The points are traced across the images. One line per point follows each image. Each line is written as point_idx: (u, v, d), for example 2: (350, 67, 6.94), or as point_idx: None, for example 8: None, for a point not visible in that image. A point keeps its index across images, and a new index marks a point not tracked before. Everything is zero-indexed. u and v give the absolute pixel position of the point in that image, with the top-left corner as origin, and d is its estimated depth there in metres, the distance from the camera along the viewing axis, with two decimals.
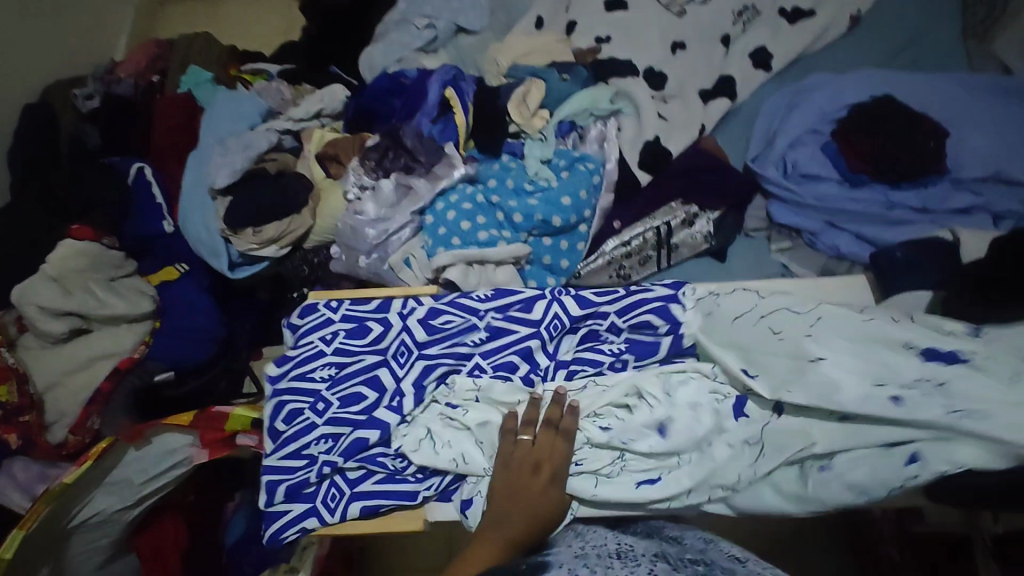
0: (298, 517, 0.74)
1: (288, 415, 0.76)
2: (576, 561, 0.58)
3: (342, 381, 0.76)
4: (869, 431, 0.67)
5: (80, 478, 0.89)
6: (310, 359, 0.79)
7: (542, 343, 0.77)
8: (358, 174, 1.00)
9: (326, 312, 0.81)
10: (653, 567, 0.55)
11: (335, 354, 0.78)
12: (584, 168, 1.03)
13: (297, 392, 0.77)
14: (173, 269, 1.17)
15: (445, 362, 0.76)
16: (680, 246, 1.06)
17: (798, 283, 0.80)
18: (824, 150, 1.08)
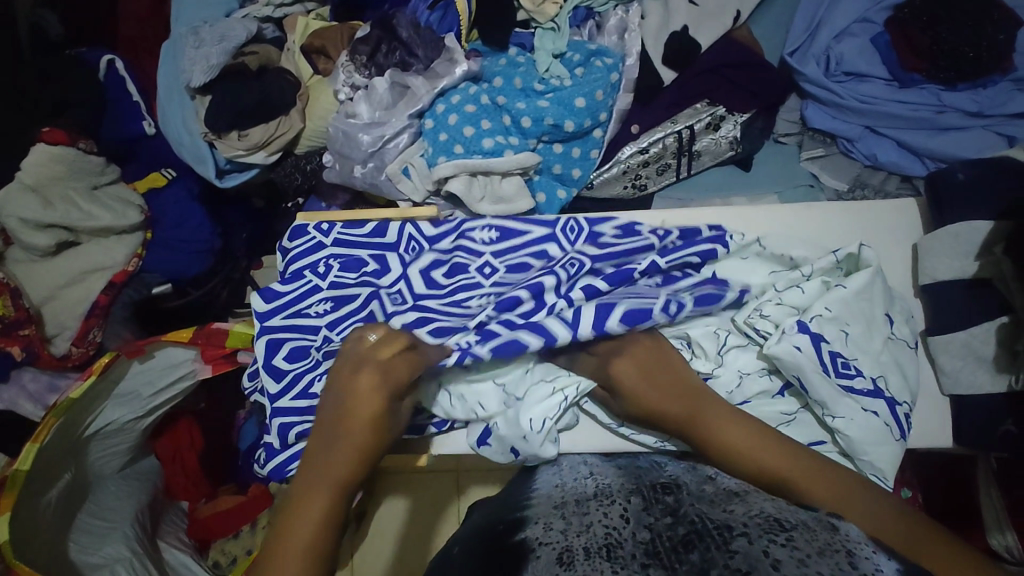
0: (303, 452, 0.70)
1: (290, 355, 0.72)
2: (553, 514, 0.54)
3: (342, 321, 0.72)
4: (881, 435, 0.61)
5: (86, 392, 0.87)
6: (300, 286, 0.75)
7: (549, 268, 0.72)
8: (349, 71, 0.90)
9: (316, 236, 0.78)
10: (623, 506, 0.52)
11: (331, 289, 0.75)
12: (601, 64, 0.92)
13: (300, 331, 0.73)
14: (159, 174, 1.09)
15: (441, 317, 0.69)
16: (701, 153, 0.98)
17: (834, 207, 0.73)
18: (874, 43, 0.95)
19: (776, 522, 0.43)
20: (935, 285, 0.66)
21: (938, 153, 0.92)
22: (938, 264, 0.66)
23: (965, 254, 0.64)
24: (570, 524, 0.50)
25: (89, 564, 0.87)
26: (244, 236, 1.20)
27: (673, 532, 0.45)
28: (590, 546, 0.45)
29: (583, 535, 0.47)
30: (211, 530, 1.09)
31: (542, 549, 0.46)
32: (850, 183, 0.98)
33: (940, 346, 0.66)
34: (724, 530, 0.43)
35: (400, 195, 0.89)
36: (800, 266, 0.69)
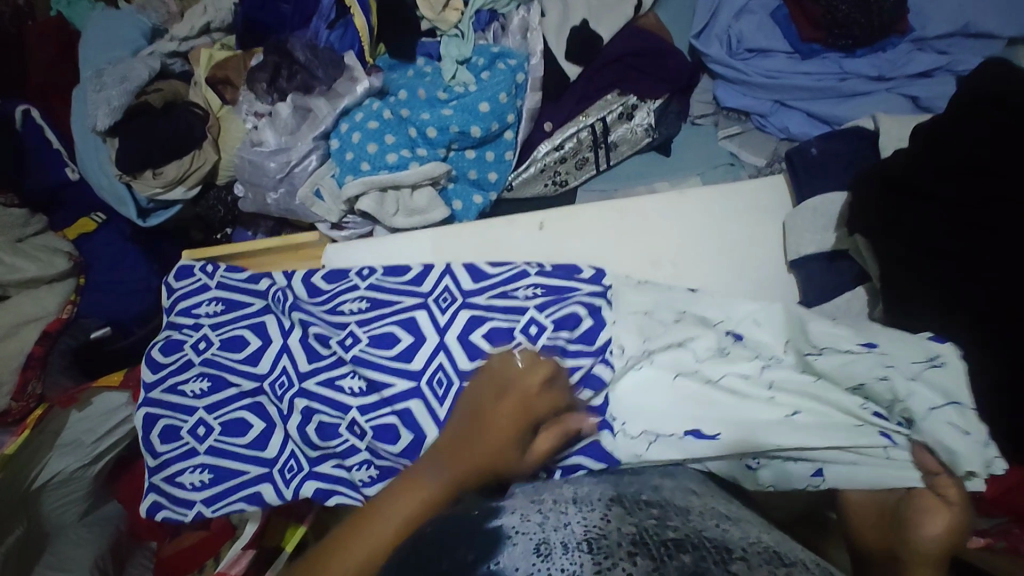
0: (183, 503, 0.67)
1: (160, 433, 0.68)
2: (532, 505, 0.47)
3: (220, 402, 0.67)
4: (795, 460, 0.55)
5: (24, 446, 0.88)
6: (174, 344, 0.71)
7: (428, 315, 0.64)
8: (251, 101, 0.90)
9: (201, 278, 0.74)
10: (602, 512, 0.46)
11: (204, 365, 0.69)
12: (503, 66, 0.93)
13: (175, 413, 0.68)
14: (89, 219, 1.11)
15: (321, 410, 0.63)
16: (618, 143, 1.00)
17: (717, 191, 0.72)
18: (775, 17, 0.96)
19: (774, 552, 0.42)
20: (801, 260, 0.65)
21: (845, 118, 0.93)
22: (803, 238, 0.65)
23: (825, 227, 0.64)
24: (549, 517, 0.44)
25: None
26: None
27: (662, 534, 0.42)
28: (568, 540, 0.41)
29: (561, 529, 0.42)
30: (179, 566, 1.07)
31: (518, 537, 0.41)
32: (767, 158, 0.99)
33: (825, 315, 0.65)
34: (718, 549, 0.40)
35: (316, 217, 0.89)
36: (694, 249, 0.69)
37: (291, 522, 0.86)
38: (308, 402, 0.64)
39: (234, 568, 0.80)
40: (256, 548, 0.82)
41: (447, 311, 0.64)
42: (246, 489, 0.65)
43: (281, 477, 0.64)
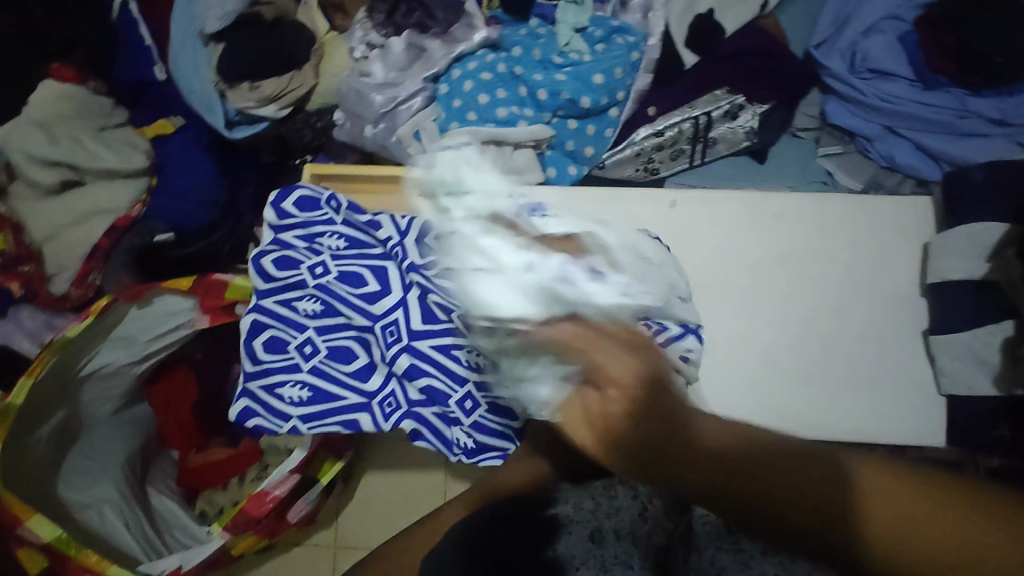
0: (271, 413, 0.68)
1: (261, 337, 0.70)
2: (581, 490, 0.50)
3: (330, 327, 0.70)
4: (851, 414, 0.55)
5: (83, 332, 0.88)
6: (283, 264, 0.69)
7: None
8: (366, 29, 0.89)
9: (327, 212, 0.70)
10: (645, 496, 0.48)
11: (318, 290, 0.69)
12: (621, 42, 0.91)
13: (282, 327, 0.70)
14: (166, 122, 1.08)
15: (431, 374, 0.65)
16: (717, 141, 0.97)
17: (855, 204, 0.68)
18: (901, 42, 0.93)
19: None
20: (945, 284, 0.61)
21: (956, 157, 0.90)
22: (949, 263, 0.61)
23: (978, 254, 0.60)
24: (601, 499, 0.48)
25: (76, 502, 0.89)
26: (248, 191, 1.14)
27: (698, 521, 0.44)
28: (619, 528, 0.45)
29: (612, 517, 0.46)
30: (199, 479, 1.08)
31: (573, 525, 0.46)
32: (864, 183, 0.97)
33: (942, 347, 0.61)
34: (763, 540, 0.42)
35: (409, 158, 0.86)
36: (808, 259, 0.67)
37: (331, 456, 0.87)
38: (415, 362, 0.66)
39: (278, 489, 0.81)
40: (301, 473, 0.83)
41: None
42: (345, 414, 0.68)
43: (381, 410, 0.68)
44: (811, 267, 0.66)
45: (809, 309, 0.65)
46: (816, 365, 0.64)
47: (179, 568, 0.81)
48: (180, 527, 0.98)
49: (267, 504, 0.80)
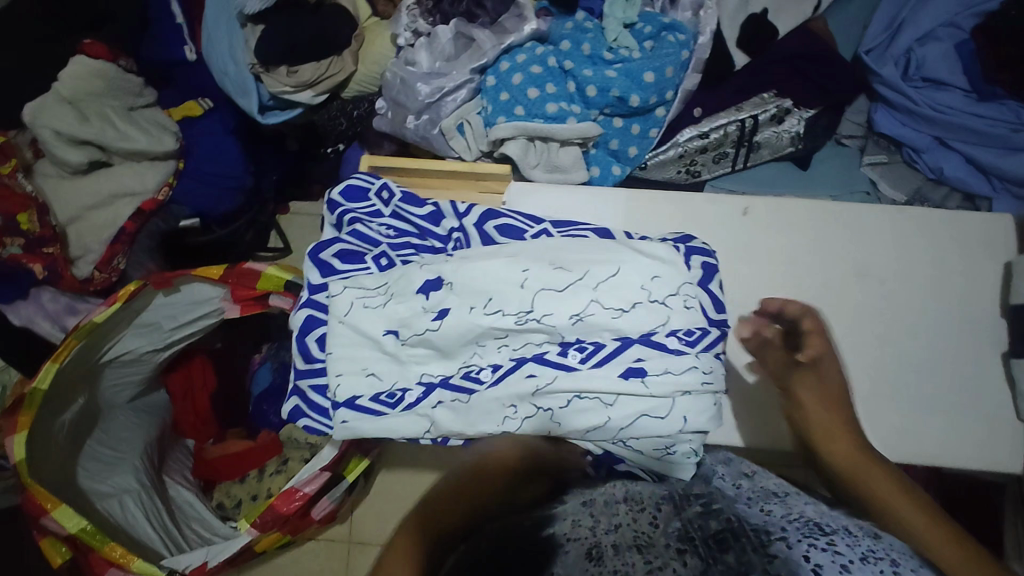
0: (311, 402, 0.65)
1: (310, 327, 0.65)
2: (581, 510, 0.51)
3: None
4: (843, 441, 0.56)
5: (109, 318, 0.85)
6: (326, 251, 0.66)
7: None
8: (413, 15, 0.86)
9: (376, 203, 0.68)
10: (653, 512, 0.51)
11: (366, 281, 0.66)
12: (672, 39, 0.88)
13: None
14: (196, 104, 1.05)
15: None
16: (761, 145, 0.95)
17: (924, 216, 0.65)
18: (958, 50, 0.91)
19: (815, 526, 0.44)
20: None
21: (1007, 172, 0.88)
22: None
23: None
24: (597, 521, 0.49)
25: (98, 492, 0.87)
26: (274, 176, 1.17)
27: (706, 526, 0.47)
28: (619, 544, 0.45)
29: (612, 533, 0.47)
30: (218, 470, 1.05)
31: (570, 543, 0.45)
32: (908, 194, 0.95)
33: (1017, 369, 0.59)
34: (757, 544, 0.43)
35: (451, 152, 0.85)
36: (873, 272, 0.64)
37: (359, 454, 0.85)
38: None
39: (308, 486, 0.79)
40: (331, 471, 0.81)
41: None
42: None
43: None
44: (879, 282, 0.64)
45: (873, 326, 0.63)
46: (878, 382, 0.62)
47: (205, 564, 0.79)
48: (198, 520, 0.97)
49: (295, 501, 0.79)
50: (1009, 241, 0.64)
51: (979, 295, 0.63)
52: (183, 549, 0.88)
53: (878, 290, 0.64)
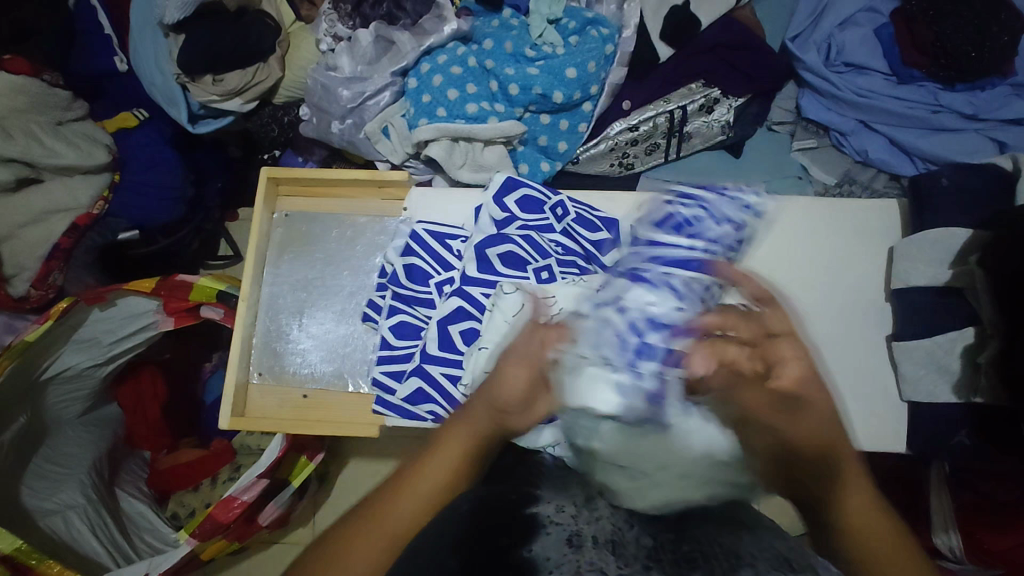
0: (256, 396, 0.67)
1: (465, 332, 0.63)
2: (563, 490, 0.49)
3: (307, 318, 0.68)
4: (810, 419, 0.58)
5: (42, 335, 0.85)
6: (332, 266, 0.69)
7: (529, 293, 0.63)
8: (332, 20, 0.86)
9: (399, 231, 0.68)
10: None
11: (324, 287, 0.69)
12: (596, 34, 0.88)
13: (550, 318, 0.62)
14: (129, 115, 1.04)
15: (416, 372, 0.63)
16: (692, 135, 0.96)
17: (826, 203, 0.67)
18: (877, 34, 0.92)
19: (785, 560, 0.41)
20: (906, 289, 0.60)
21: (927, 152, 0.90)
22: (913, 268, 0.60)
23: (941, 260, 0.59)
24: (584, 509, 0.45)
25: (40, 509, 0.87)
26: (217, 185, 1.16)
27: (676, 541, 0.42)
28: (598, 535, 0.43)
29: (595, 524, 0.44)
30: (171, 480, 1.05)
31: (551, 527, 0.43)
32: (838, 178, 0.97)
33: (903, 352, 0.60)
34: (729, 555, 0.41)
35: (378, 155, 0.86)
36: (774, 263, 0.66)
37: (301, 456, 0.86)
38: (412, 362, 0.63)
39: (246, 494, 0.79)
40: (269, 478, 0.81)
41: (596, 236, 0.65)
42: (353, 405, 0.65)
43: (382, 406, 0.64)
44: (783, 272, 0.66)
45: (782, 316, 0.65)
46: None
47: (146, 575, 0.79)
48: (150, 531, 0.97)
49: (234, 509, 0.79)
50: (902, 226, 0.66)
51: (879, 279, 0.65)
52: (131, 560, 0.89)
53: (783, 279, 0.65)
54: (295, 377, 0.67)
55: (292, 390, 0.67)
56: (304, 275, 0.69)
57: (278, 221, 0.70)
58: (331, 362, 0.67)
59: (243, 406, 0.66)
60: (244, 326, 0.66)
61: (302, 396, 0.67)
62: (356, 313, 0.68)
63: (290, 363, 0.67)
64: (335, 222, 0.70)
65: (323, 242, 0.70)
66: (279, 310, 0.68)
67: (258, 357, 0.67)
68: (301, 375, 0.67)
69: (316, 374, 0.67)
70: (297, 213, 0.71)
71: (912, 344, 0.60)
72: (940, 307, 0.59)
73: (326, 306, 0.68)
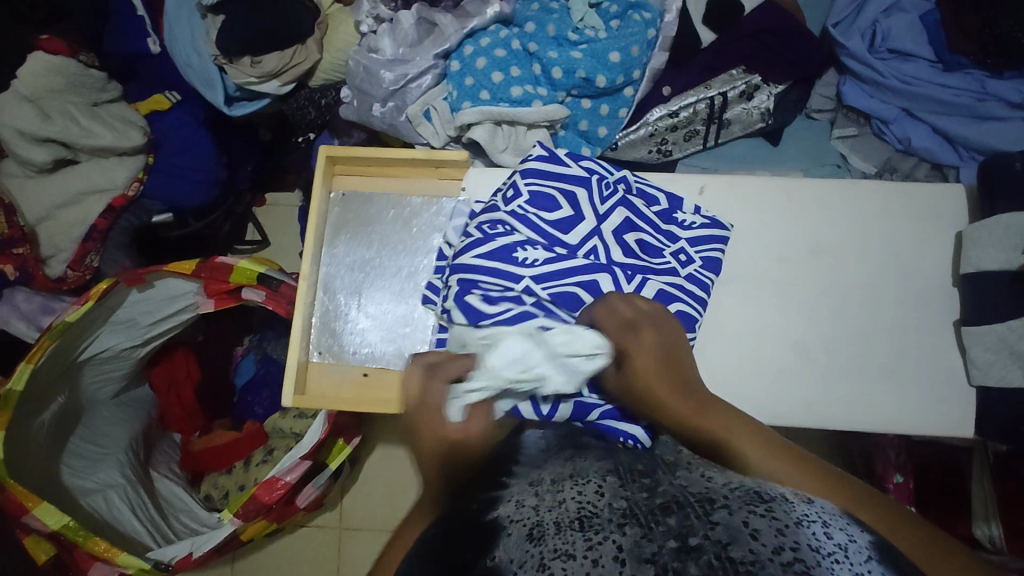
0: (315, 374, 0.67)
1: (490, 302, 0.60)
2: (525, 483, 0.44)
3: (367, 298, 0.68)
4: (826, 403, 0.62)
5: (83, 316, 0.85)
6: (385, 246, 0.69)
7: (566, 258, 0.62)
8: (374, 1, 0.86)
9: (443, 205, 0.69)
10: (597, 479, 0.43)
11: (379, 264, 0.69)
12: (638, 18, 0.86)
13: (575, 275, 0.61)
14: (163, 98, 1.03)
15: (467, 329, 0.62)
16: (732, 122, 0.95)
17: (880, 188, 0.66)
18: (923, 21, 0.91)
19: (756, 492, 0.39)
20: (977, 274, 0.60)
21: (973, 140, 0.89)
22: (982, 253, 0.59)
23: (1011, 245, 0.58)
24: (545, 497, 0.40)
25: (81, 488, 0.87)
26: (248, 169, 1.16)
27: (652, 504, 0.38)
28: (563, 518, 0.38)
29: (558, 509, 0.39)
30: (204, 462, 1.06)
31: (511, 525, 0.38)
32: (878, 167, 0.96)
33: (972, 338, 0.60)
34: (703, 502, 0.37)
35: (420, 139, 0.85)
36: (830, 248, 0.65)
37: (340, 440, 0.87)
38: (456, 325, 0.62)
39: (290, 475, 0.80)
40: (312, 459, 0.82)
41: (608, 202, 0.65)
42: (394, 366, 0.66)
43: None
44: (838, 258, 0.65)
45: (840, 301, 0.64)
46: (837, 356, 0.63)
47: (190, 554, 0.80)
48: (185, 511, 0.98)
49: (277, 490, 0.80)
50: (959, 210, 0.65)
51: (938, 266, 0.64)
52: (170, 540, 0.90)
53: (840, 265, 0.65)
54: (353, 357, 0.67)
55: (350, 368, 0.67)
56: (361, 255, 0.69)
57: (334, 201, 0.70)
58: (390, 342, 0.67)
59: (304, 384, 0.66)
60: (303, 306, 0.66)
61: (362, 376, 0.67)
62: (412, 289, 0.68)
63: (348, 341, 0.67)
64: (391, 201, 0.70)
65: (380, 224, 0.69)
66: (335, 287, 0.68)
67: (317, 338, 0.67)
68: (360, 354, 0.67)
69: (375, 353, 0.67)
70: (352, 193, 0.70)
71: (981, 329, 0.59)
72: (1010, 291, 0.58)
73: (381, 284, 0.68)
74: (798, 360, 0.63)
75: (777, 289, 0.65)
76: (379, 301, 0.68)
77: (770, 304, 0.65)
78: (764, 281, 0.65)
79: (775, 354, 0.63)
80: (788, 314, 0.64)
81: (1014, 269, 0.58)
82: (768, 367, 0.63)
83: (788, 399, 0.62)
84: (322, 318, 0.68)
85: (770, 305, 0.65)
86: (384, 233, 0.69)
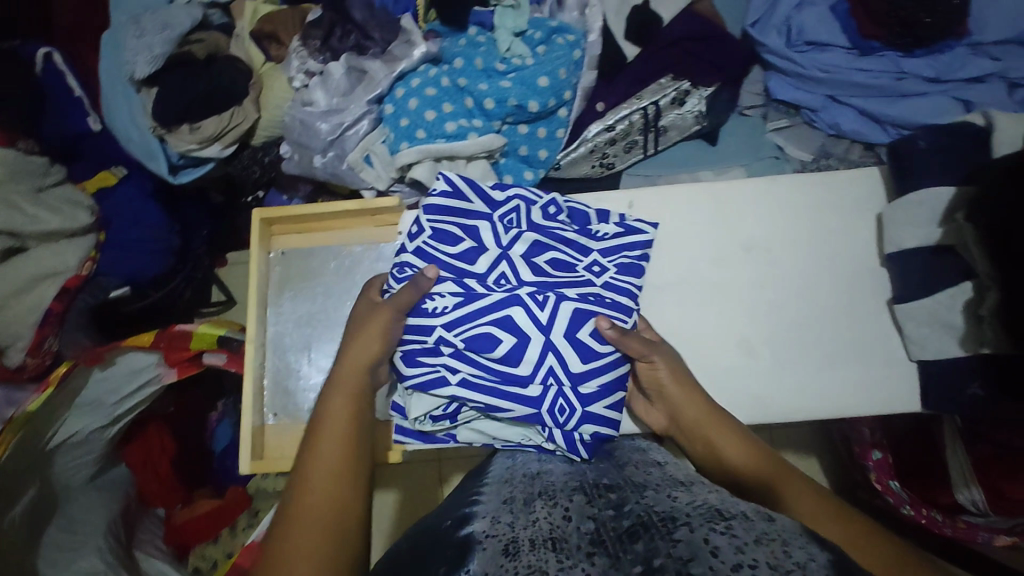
0: (274, 434, 0.66)
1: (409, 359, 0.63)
2: (502, 509, 0.45)
3: (317, 352, 0.68)
4: (780, 396, 0.64)
5: (44, 404, 0.83)
6: (331, 298, 0.70)
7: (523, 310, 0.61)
8: (302, 57, 0.88)
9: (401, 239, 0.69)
10: (565, 503, 0.45)
11: (325, 319, 0.69)
12: (562, 41, 0.89)
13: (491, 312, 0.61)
14: (109, 173, 1.04)
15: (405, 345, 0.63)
16: (668, 128, 0.97)
17: (804, 180, 0.68)
18: (834, 11, 0.95)
19: (717, 510, 0.37)
20: (902, 252, 0.62)
21: (896, 117, 0.91)
22: (904, 231, 0.61)
23: (929, 219, 0.60)
24: (518, 517, 0.42)
25: None
26: (203, 233, 1.16)
27: (619, 524, 0.39)
28: (536, 537, 0.39)
29: (530, 527, 0.40)
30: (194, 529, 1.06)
31: (487, 540, 0.39)
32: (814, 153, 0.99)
33: (907, 313, 0.62)
34: (667, 520, 0.37)
35: (364, 184, 0.86)
36: (764, 244, 0.67)
37: None
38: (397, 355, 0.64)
39: None
40: None
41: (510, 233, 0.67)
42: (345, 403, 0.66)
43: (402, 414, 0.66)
44: (772, 254, 0.67)
45: (779, 294, 0.66)
46: (784, 348, 0.65)
47: None
48: None
49: None
50: (881, 191, 0.67)
51: (869, 247, 0.66)
52: None
53: (776, 258, 0.67)
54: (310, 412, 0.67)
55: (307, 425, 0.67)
56: (307, 310, 0.69)
57: (275, 260, 0.71)
58: None
59: (262, 449, 0.66)
60: (253, 370, 0.66)
61: None
62: None
63: (303, 398, 0.67)
64: (331, 254, 0.71)
65: (323, 276, 0.70)
66: (284, 346, 0.68)
67: (271, 399, 0.67)
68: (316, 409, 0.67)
69: None
70: (292, 251, 0.71)
71: (913, 305, 0.61)
72: (936, 264, 0.60)
73: (329, 337, 0.68)
74: (748, 356, 0.65)
75: (720, 288, 0.67)
76: (329, 354, 0.68)
77: (711, 303, 0.66)
78: (708, 283, 0.67)
79: (725, 351, 0.65)
80: (732, 312, 0.66)
81: (938, 243, 0.60)
82: (720, 368, 0.65)
83: (743, 394, 0.64)
84: (274, 378, 0.68)
85: (714, 305, 0.66)
86: (327, 284, 0.70)
